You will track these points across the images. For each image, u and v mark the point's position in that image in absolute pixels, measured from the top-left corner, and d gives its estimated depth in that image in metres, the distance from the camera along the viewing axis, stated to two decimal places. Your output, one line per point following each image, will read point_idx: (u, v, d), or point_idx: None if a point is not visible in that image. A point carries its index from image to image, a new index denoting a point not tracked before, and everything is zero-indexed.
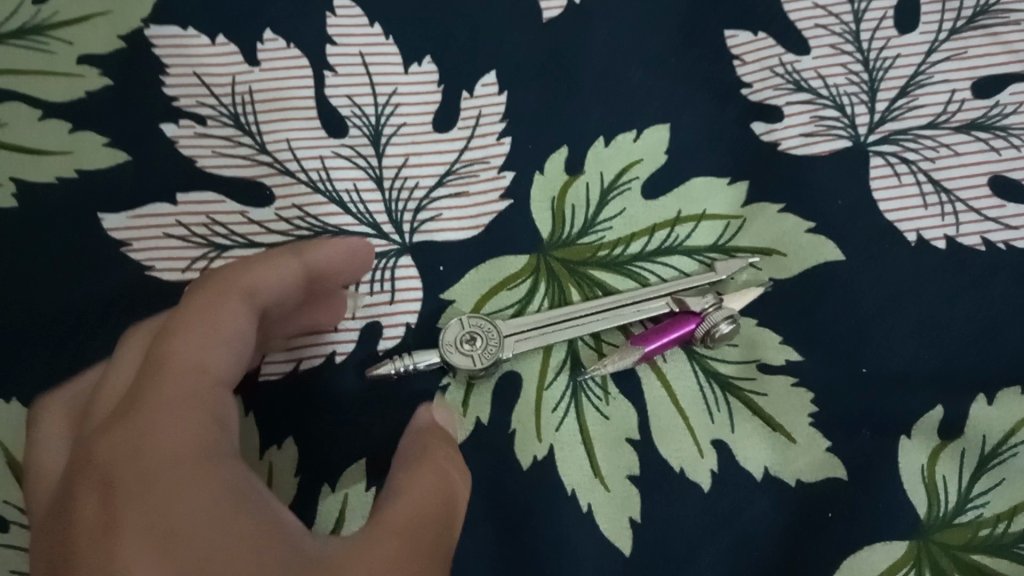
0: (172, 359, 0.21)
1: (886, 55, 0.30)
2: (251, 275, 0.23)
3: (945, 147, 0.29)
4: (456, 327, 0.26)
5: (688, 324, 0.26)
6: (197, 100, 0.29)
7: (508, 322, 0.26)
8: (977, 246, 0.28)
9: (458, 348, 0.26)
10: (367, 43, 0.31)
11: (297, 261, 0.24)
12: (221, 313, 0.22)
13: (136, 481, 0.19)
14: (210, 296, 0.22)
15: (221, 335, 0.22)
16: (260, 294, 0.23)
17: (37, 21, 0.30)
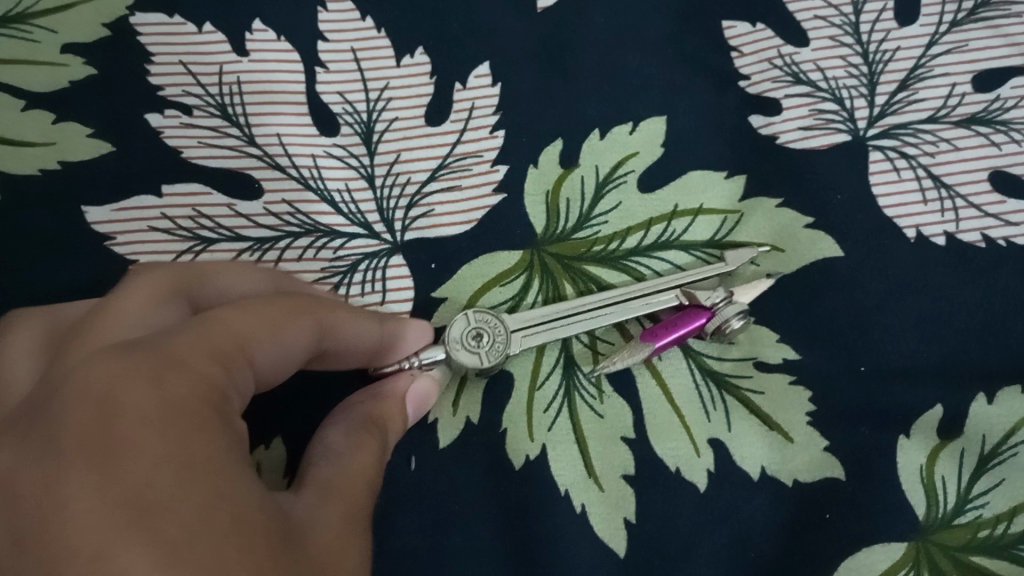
0: (224, 331, 0.19)
1: (885, 49, 0.30)
2: (341, 318, 0.23)
3: (945, 142, 0.28)
4: (461, 322, 0.25)
5: (699, 318, 0.26)
6: (184, 91, 0.29)
7: (514, 317, 0.26)
8: (977, 242, 0.27)
9: (465, 346, 0.25)
10: (357, 38, 0.30)
11: (371, 329, 0.24)
12: (292, 322, 0.21)
13: (155, 412, 0.16)
14: (296, 307, 0.22)
15: (277, 339, 0.21)
16: (339, 338, 0.23)
17: (20, 9, 0.29)
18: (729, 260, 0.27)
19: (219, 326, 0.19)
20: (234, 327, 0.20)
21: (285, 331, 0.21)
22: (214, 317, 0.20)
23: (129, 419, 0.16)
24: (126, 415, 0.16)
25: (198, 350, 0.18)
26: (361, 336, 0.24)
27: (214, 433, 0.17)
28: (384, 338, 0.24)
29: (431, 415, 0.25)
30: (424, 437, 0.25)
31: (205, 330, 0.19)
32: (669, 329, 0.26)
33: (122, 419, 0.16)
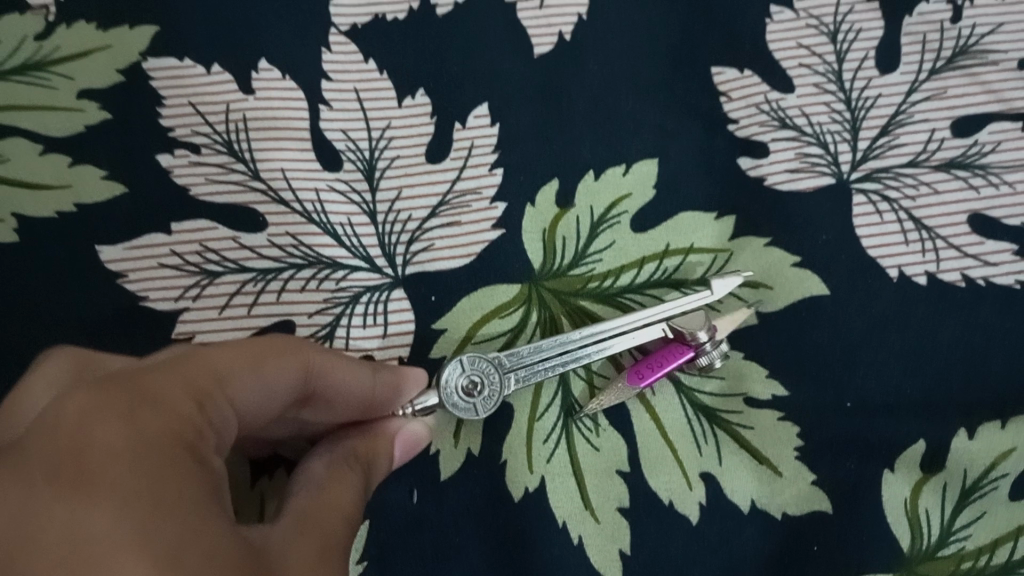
0: (206, 369, 0.20)
1: (868, 95, 0.31)
2: (328, 363, 0.23)
3: (925, 186, 0.29)
4: (456, 370, 0.25)
5: (682, 354, 0.27)
6: (193, 131, 0.30)
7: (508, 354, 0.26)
8: (957, 282, 0.28)
9: (460, 394, 0.25)
10: (360, 79, 0.31)
11: (359, 380, 0.24)
12: (278, 361, 0.22)
13: (127, 453, 0.17)
14: (282, 348, 0.22)
15: (261, 382, 0.21)
16: (328, 384, 0.23)
17: (39, 57, 0.30)
18: (715, 288, 0.27)
19: (202, 365, 0.20)
20: (215, 368, 0.20)
21: (268, 371, 0.22)
22: (196, 353, 0.21)
23: (100, 456, 0.17)
24: (98, 453, 0.17)
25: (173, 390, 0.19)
26: (351, 385, 0.24)
27: (182, 472, 0.18)
28: (372, 391, 0.24)
29: (433, 448, 0.26)
30: (424, 471, 0.26)
31: (186, 366, 0.20)
32: (654, 369, 0.26)
33: (94, 455, 0.17)
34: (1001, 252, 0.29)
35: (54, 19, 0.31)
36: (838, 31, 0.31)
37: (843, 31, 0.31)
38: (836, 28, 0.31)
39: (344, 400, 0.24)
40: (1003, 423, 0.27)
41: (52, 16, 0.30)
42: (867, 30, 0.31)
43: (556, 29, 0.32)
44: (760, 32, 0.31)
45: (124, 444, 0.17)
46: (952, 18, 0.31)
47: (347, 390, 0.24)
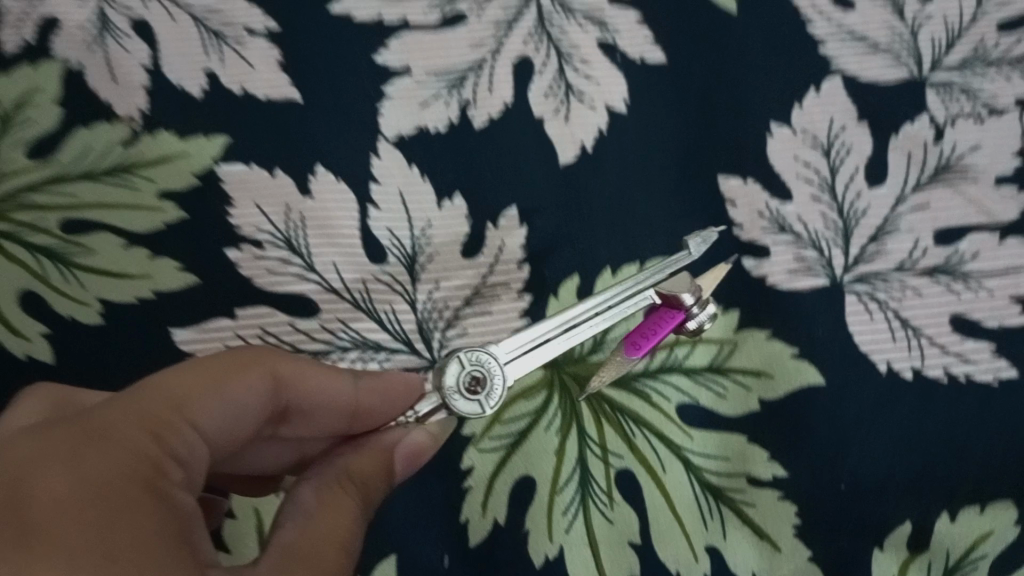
0: (168, 392, 0.25)
1: (858, 205, 0.34)
2: (303, 373, 0.29)
3: (912, 290, 0.32)
4: (456, 368, 0.29)
5: (674, 318, 0.30)
6: (258, 229, 0.34)
7: (500, 351, 0.29)
8: (940, 378, 0.31)
9: (464, 392, 0.29)
10: (405, 182, 0.35)
11: (342, 385, 0.29)
12: (246, 376, 0.27)
13: (65, 487, 0.21)
14: (250, 361, 0.27)
15: (230, 397, 0.26)
16: (307, 389, 0.29)
17: (125, 161, 0.34)
18: (691, 247, 0.32)
19: (169, 386, 0.25)
20: (176, 391, 0.25)
21: (232, 390, 0.26)
22: (160, 383, 0.25)
23: (39, 492, 0.21)
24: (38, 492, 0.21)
25: (134, 416, 0.24)
26: (336, 391, 0.29)
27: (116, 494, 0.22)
28: (359, 397, 0.29)
29: (463, 516, 0.31)
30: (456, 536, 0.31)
31: (143, 400, 0.24)
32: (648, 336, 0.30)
33: (33, 491, 0.21)
34: (980, 351, 0.32)
35: (139, 126, 0.35)
36: (831, 146, 0.35)
37: (836, 148, 0.35)
38: (829, 144, 0.35)
39: (325, 406, 0.29)
40: (982, 507, 0.30)
41: (138, 127, 0.35)
42: (858, 146, 0.35)
43: (579, 140, 0.36)
44: (762, 146, 0.35)
45: (66, 470, 0.22)
46: (933, 138, 0.35)
47: (323, 396, 0.29)
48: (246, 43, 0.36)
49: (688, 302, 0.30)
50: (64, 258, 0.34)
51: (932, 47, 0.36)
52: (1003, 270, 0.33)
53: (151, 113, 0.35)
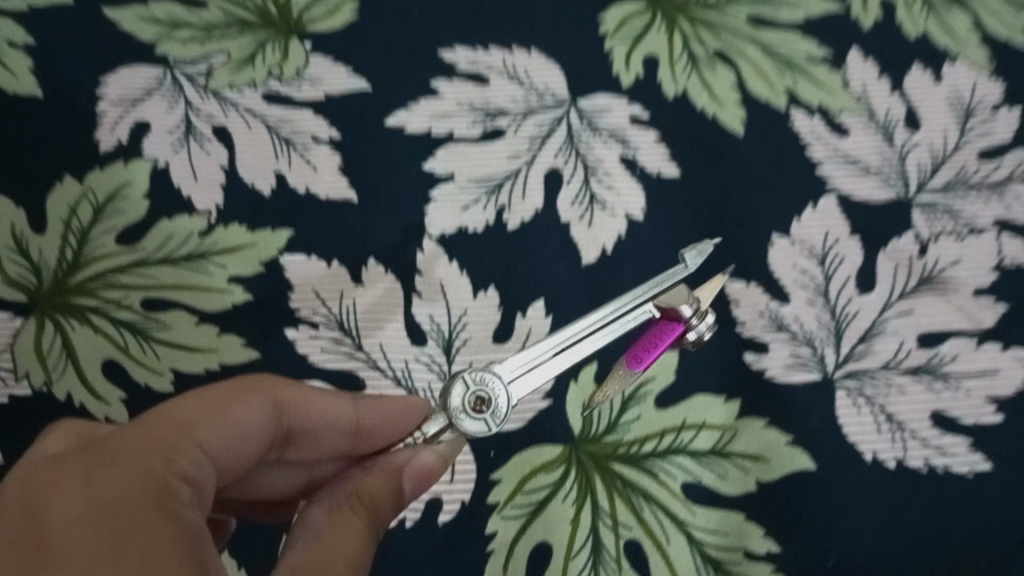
0: (177, 414, 0.29)
1: (849, 308, 0.38)
2: (301, 396, 0.33)
3: (896, 387, 0.37)
4: (461, 390, 0.32)
5: (674, 330, 0.33)
6: (314, 312, 0.40)
7: (501, 371, 0.32)
8: (920, 467, 0.36)
9: (471, 413, 0.32)
10: (446, 275, 0.40)
11: (345, 408, 0.34)
12: (246, 399, 0.31)
13: (82, 501, 0.25)
14: (256, 388, 0.32)
15: (235, 415, 0.31)
16: (309, 412, 0.34)
17: (201, 248, 0.40)
18: (688, 261, 0.34)
19: (178, 409, 0.29)
20: (186, 414, 0.29)
21: (233, 411, 0.31)
22: (171, 408, 0.29)
23: (57, 509, 0.25)
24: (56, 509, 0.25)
25: (146, 437, 0.28)
26: (338, 413, 0.34)
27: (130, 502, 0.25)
28: (361, 416, 0.34)
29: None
30: None
31: (156, 425, 0.28)
32: (649, 348, 0.33)
33: (54, 510, 0.25)
34: (958, 444, 0.36)
35: (214, 220, 0.41)
36: (826, 255, 0.39)
37: (830, 257, 0.39)
38: (824, 254, 0.39)
39: (329, 427, 0.34)
40: None
41: (213, 220, 0.40)
42: (849, 257, 0.39)
43: (601, 244, 0.41)
44: (763, 253, 0.39)
45: (85, 487, 0.25)
46: (918, 252, 0.39)
47: (326, 417, 0.34)
48: (312, 149, 0.42)
49: (685, 314, 0.32)
50: (144, 331, 0.39)
51: (918, 170, 0.41)
52: (980, 372, 0.37)
53: (227, 209, 0.41)
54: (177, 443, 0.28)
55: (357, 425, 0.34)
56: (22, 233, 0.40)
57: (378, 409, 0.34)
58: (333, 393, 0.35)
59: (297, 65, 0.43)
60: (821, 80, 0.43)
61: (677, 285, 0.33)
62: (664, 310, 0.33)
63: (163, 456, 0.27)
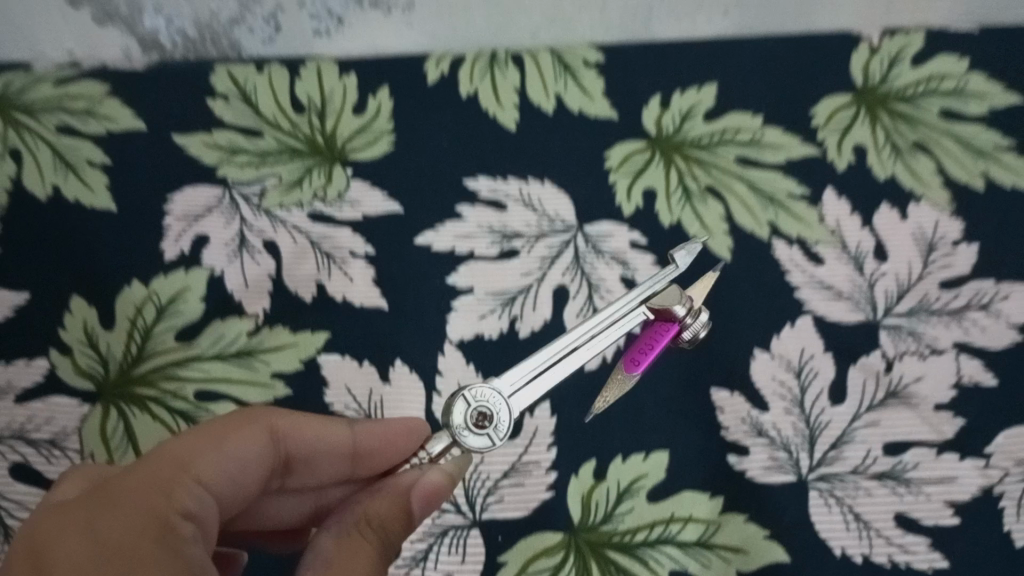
0: (176, 451, 0.34)
1: (821, 418, 0.43)
2: (295, 425, 0.39)
3: (863, 490, 0.42)
4: (463, 406, 0.36)
5: (669, 329, 0.39)
6: (346, 406, 0.46)
7: (500, 389, 0.36)
8: (885, 563, 0.41)
9: (474, 429, 0.36)
10: (464, 375, 0.46)
11: (347, 433, 0.40)
12: (238, 432, 0.36)
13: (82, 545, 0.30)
14: (251, 423, 0.37)
15: (231, 445, 0.35)
16: (304, 437, 0.39)
17: (248, 346, 0.46)
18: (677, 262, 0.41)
19: (176, 447, 0.34)
20: (182, 453, 0.34)
21: (229, 446, 0.35)
22: (172, 450, 0.34)
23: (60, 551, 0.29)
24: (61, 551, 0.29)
25: (145, 480, 0.32)
26: (336, 437, 0.40)
27: (128, 539, 0.30)
28: (359, 438, 0.40)
29: None
30: None
31: (158, 467, 0.33)
32: (646, 350, 0.39)
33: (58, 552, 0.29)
34: (918, 543, 0.41)
35: (261, 321, 0.47)
36: (802, 369, 0.44)
37: (805, 371, 0.44)
38: (800, 367, 0.44)
39: (328, 451, 0.40)
40: None
41: (261, 322, 0.47)
42: (822, 371, 0.44)
43: None
44: (746, 365, 0.44)
45: (85, 533, 0.30)
46: (884, 369, 0.44)
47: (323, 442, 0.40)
48: (350, 263, 0.49)
49: (679, 314, 0.39)
50: (195, 419, 0.45)
51: (885, 297, 0.46)
52: (939, 479, 0.42)
53: (273, 313, 0.48)
54: (176, 480, 0.33)
55: (355, 449, 0.40)
56: (92, 329, 0.46)
57: (376, 436, 0.40)
58: (333, 422, 0.40)
59: (339, 188, 0.51)
60: (801, 216, 0.49)
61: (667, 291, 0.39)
62: (658, 312, 0.39)
63: (163, 495, 0.32)
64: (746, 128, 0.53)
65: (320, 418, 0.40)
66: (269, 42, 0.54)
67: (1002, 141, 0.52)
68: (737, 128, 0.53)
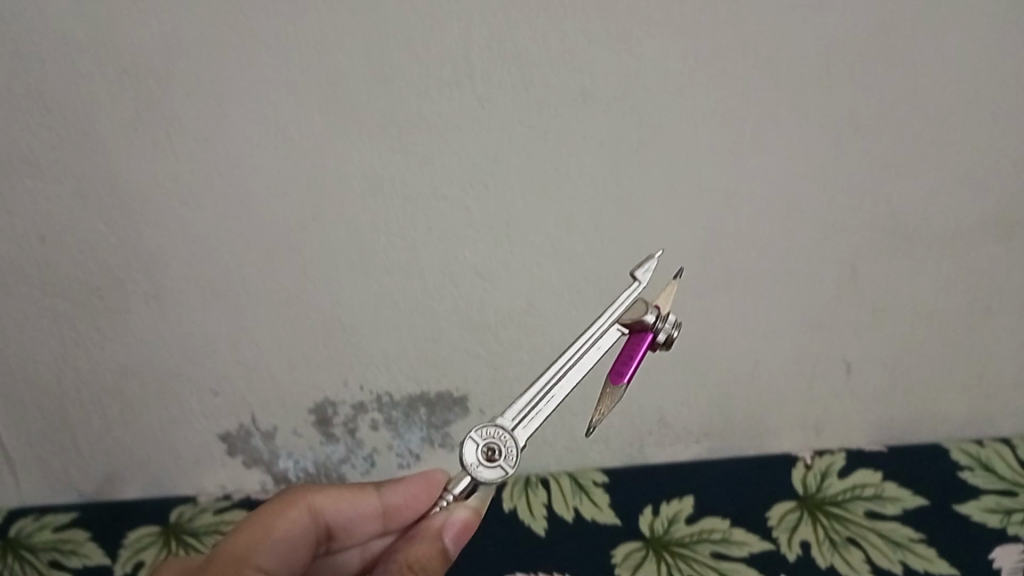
0: (237, 548, 0.47)
1: None
2: (329, 499, 0.51)
3: None
4: (471, 447, 0.43)
5: (645, 339, 0.46)
6: None
7: (505, 422, 0.44)
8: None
9: (484, 463, 0.43)
10: None
11: (377, 500, 0.52)
12: (282, 520, 0.49)
13: None
14: (292, 510, 0.49)
15: (280, 530, 0.48)
16: (339, 508, 0.51)
17: None
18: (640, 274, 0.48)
19: (237, 547, 0.47)
20: (240, 553, 0.46)
21: (274, 533, 0.48)
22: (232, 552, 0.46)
23: None
24: None
25: None
26: (367, 504, 0.52)
27: None
28: (387, 499, 0.52)
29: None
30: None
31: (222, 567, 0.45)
32: (629, 361, 0.46)
33: None
34: None
35: None
36: None
37: None
38: None
39: (361, 517, 0.52)
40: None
41: None
42: None
43: None
44: None
45: None
46: None
47: (354, 509, 0.52)
48: None
49: (651, 321, 0.46)
50: None
51: None
52: None
53: None
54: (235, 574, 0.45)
55: (384, 510, 0.52)
56: None
57: (399, 497, 0.52)
58: (366, 493, 0.52)
59: None
60: None
61: (634, 304, 0.47)
62: (632, 325, 0.46)
63: None
64: (718, 528, 0.70)
65: (354, 491, 0.52)
66: (366, 473, 0.78)
67: (914, 535, 0.68)
68: (711, 528, 0.70)
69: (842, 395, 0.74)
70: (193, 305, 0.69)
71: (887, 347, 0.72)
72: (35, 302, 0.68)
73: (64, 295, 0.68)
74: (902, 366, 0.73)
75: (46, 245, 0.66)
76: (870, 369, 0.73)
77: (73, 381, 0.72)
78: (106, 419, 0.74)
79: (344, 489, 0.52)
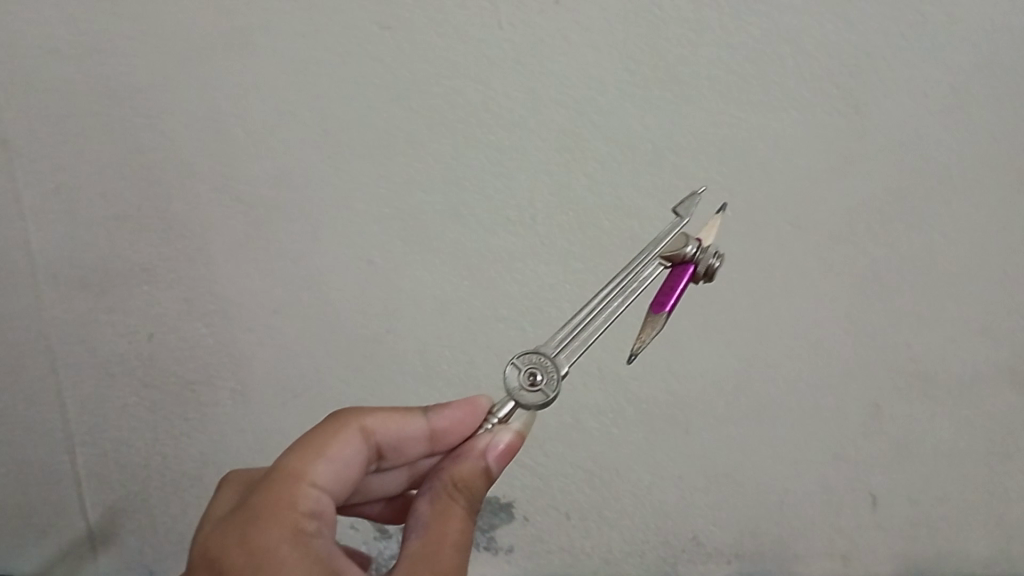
0: (296, 464, 0.47)
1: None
2: (380, 421, 0.51)
3: None
4: (514, 370, 0.49)
5: (687, 271, 0.52)
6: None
7: (546, 351, 0.49)
8: None
9: (527, 386, 0.48)
10: None
11: (425, 422, 0.52)
12: (337, 440, 0.49)
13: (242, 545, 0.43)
14: (346, 433, 0.50)
15: (334, 450, 0.49)
16: (390, 431, 0.51)
17: None
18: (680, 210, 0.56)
19: (294, 466, 0.47)
20: (299, 470, 0.47)
21: (329, 453, 0.48)
22: (292, 470, 0.47)
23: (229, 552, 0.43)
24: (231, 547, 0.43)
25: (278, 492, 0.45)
26: (416, 428, 0.52)
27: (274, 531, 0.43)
28: (435, 423, 0.52)
29: None
30: None
31: (283, 483, 0.46)
32: (669, 292, 0.51)
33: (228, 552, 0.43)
34: None
35: None
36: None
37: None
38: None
39: (408, 442, 0.52)
40: None
41: None
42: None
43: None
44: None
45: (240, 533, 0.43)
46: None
47: (402, 433, 0.52)
48: None
49: (689, 252, 0.52)
50: None
51: None
52: None
53: None
54: (295, 488, 0.46)
55: (432, 433, 0.52)
56: None
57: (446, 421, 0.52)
58: (413, 417, 0.52)
59: None
60: None
61: (677, 244, 0.52)
62: (672, 260, 0.52)
63: (292, 503, 0.45)
64: None
65: (402, 416, 0.52)
66: None
67: None
68: None
69: (869, 529, 0.80)
70: (275, 406, 0.78)
71: (910, 483, 0.77)
72: (138, 389, 0.79)
73: (163, 387, 0.78)
74: (927, 500, 0.77)
75: (152, 341, 0.76)
76: (895, 503, 0.78)
77: (168, 463, 0.82)
78: (191, 500, 0.84)
79: (392, 414, 0.52)
